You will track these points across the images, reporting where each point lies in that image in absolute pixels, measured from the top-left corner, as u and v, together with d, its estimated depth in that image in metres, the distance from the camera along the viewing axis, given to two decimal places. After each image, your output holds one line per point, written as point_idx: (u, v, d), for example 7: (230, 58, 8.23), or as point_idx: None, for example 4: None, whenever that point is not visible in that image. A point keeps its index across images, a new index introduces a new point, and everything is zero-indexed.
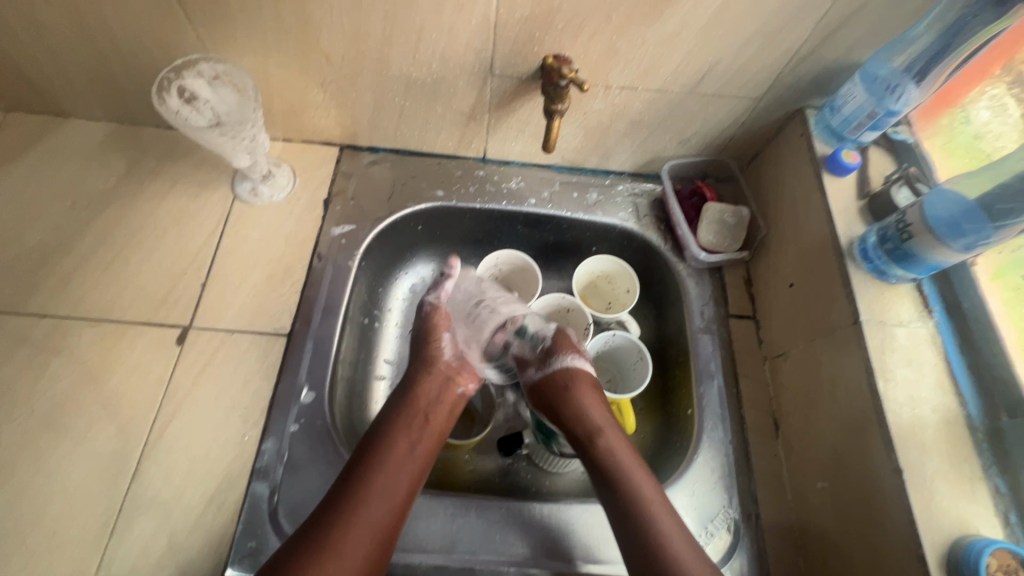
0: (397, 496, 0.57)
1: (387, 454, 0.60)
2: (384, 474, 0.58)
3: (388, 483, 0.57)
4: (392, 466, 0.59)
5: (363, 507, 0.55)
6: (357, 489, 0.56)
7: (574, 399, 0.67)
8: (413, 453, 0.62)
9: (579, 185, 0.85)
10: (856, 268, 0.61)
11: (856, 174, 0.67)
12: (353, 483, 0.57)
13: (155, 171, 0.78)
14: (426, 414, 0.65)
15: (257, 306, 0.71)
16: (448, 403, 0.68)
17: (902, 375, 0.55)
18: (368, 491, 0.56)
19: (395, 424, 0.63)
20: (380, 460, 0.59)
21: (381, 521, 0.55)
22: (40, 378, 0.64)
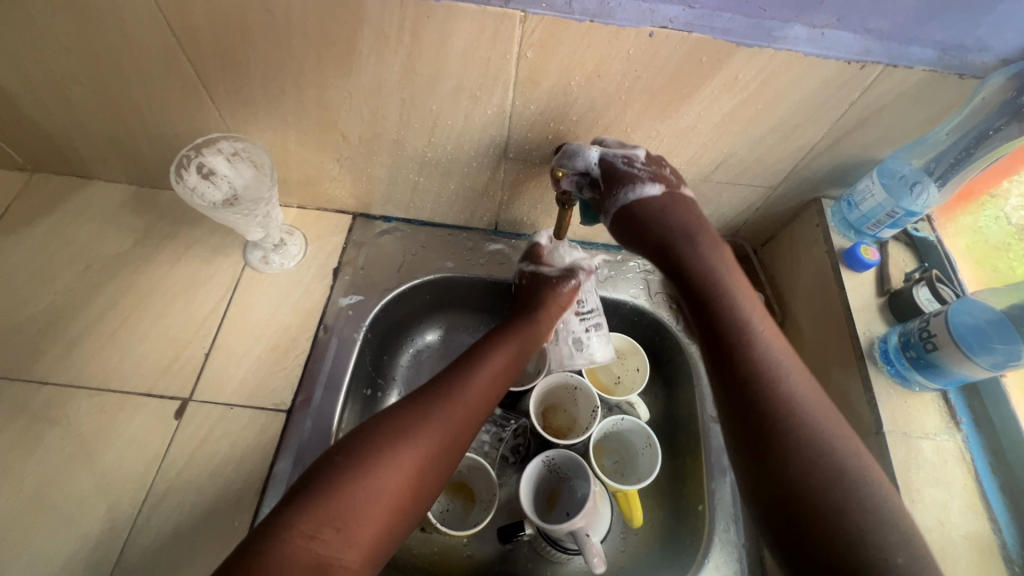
0: (473, 417, 0.58)
1: (472, 380, 0.60)
2: (468, 394, 0.58)
3: (460, 409, 0.57)
4: (466, 392, 0.58)
5: (438, 426, 0.55)
6: (433, 407, 0.56)
7: (733, 305, 0.55)
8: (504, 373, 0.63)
9: (591, 260, 0.84)
10: (877, 371, 0.59)
11: (875, 270, 0.66)
12: (436, 399, 0.57)
13: (171, 235, 0.78)
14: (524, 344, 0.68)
15: (259, 380, 0.70)
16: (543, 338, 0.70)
17: (929, 495, 0.52)
18: (448, 409, 0.56)
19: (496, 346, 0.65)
20: (468, 384, 0.59)
21: (450, 438, 0.55)
22: (37, 449, 0.63)
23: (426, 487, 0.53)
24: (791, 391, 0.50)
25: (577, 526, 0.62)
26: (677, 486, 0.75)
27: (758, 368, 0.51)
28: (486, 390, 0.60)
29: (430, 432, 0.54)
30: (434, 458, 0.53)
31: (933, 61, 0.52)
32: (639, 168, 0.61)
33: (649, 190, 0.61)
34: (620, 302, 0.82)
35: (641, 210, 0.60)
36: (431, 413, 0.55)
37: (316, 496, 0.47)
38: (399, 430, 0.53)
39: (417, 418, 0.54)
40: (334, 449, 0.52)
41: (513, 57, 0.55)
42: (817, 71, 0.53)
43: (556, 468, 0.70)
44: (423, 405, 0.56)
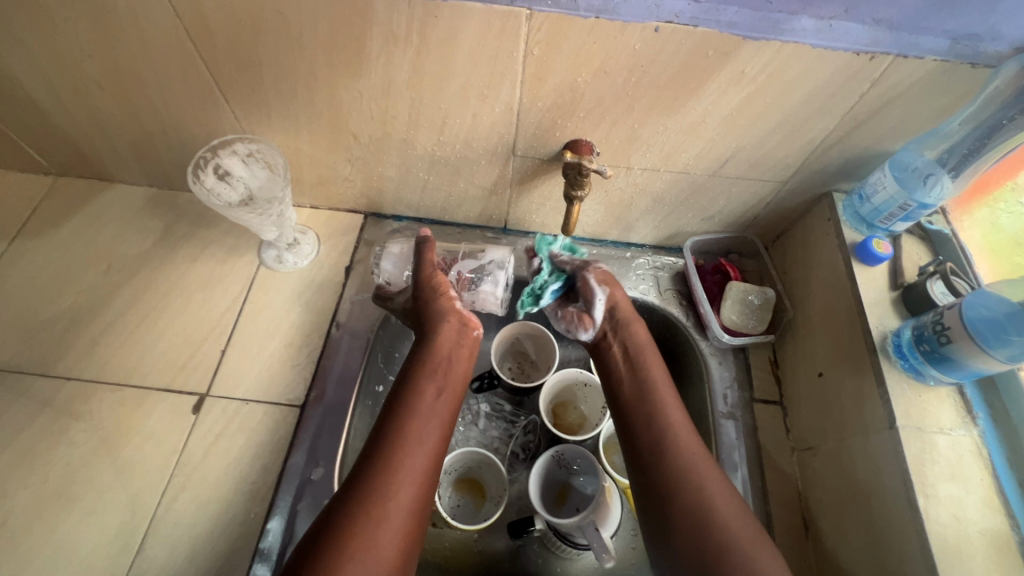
0: (419, 478, 0.55)
1: (405, 438, 0.57)
2: (405, 458, 0.56)
3: (410, 463, 0.56)
4: (411, 440, 0.57)
5: (380, 507, 0.52)
6: (370, 492, 0.53)
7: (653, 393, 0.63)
8: (435, 413, 0.60)
9: (600, 257, 0.84)
10: (890, 366, 0.58)
11: (888, 264, 0.65)
12: (372, 480, 0.53)
13: (188, 235, 0.80)
14: (447, 367, 0.65)
15: (274, 376, 0.71)
16: (467, 347, 0.68)
17: (944, 491, 0.52)
18: (386, 488, 0.53)
19: (420, 381, 0.62)
20: (401, 447, 0.56)
21: (412, 499, 0.54)
22: (61, 443, 0.65)
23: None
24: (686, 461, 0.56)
25: (588, 521, 0.63)
26: None
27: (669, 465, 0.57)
28: (423, 440, 0.58)
29: (374, 521, 0.51)
30: (388, 544, 0.51)
31: (944, 50, 0.51)
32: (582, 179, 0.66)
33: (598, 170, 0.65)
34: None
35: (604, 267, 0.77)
36: (370, 499, 0.52)
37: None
38: (344, 530, 0.50)
39: (365, 501, 0.52)
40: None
41: (520, 55, 0.55)
42: (826, 63, 0.53)
43: (565, 463, 0.70)
44: (361, 491, 0.53)
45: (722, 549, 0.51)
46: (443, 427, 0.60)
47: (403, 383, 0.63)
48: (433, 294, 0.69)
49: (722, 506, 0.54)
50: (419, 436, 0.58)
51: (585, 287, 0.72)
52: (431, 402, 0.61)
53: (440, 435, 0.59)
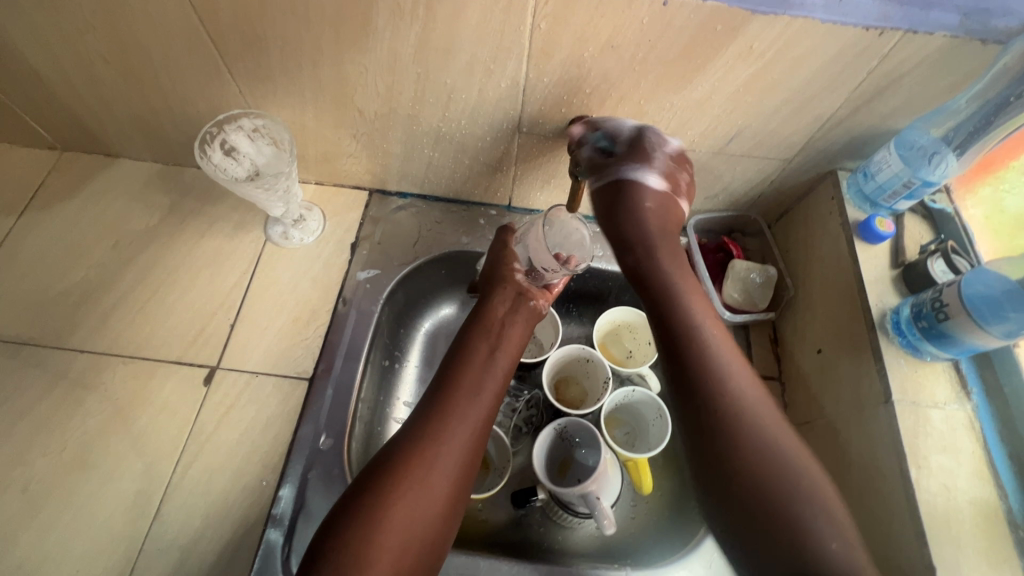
0: (474, 427, 0.59)
1: (463, 391, 0.61)
2: (459, 407, 0.59)
3: (470, 400, 0.60)
4: (469, 383, 0.62)
5: (434, 448, 0.56)
6: (424, 438, 0.56)
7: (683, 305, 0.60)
8: (491, 370, 0.64)
9: (603, 235, 0.85)
10: (888, 343, 0.59)
11: (890, 242, 0.65)
12: (430, 422, 0.57)
13: (195, 211, 0.81)
14: (502, 328, 0.69)
15: (282, 349, 0.72)
16: (524, 313, 0.71)
17: (937, 462, 0.53)
18: (445, 423, 0.58)
19: (474, 341, 0.66)
20: (457, 397, 0.60)
21: (469, 437, 0.58)
22: (77, 413, 0.66)
23: (445, 505, 0.54)
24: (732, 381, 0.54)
25: (589, 490, 0.65)
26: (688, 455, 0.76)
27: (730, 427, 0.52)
28: (479, 392, 0.61)
29: (428, 460, 0.55)
30: (440, 482, 0.54)
31: (955, 26, 0.51)
32: (659, 157, 0.67)
33: (654, 181, 0.68)
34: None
35: (631, 188, 0.68)
36: (429, 430, 0.57)
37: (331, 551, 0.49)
38: (399, 464, 0.54)
39: (424, 433, 0.57)
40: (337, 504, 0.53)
41: (527, 29, 0.55)
42: (835, 39, 0.53)
43: (567, 436, 0.72)
44: (420, 431, 0.57)
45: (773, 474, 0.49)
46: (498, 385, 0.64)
47: (460, 343, 0.67)
48: (500, 266, 0.73)
49: (775, 426, 0.52)
50: (476, 389, 0.61)
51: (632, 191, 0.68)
52: (486, 358, 0.65)
53: (498, 385, 0.63)
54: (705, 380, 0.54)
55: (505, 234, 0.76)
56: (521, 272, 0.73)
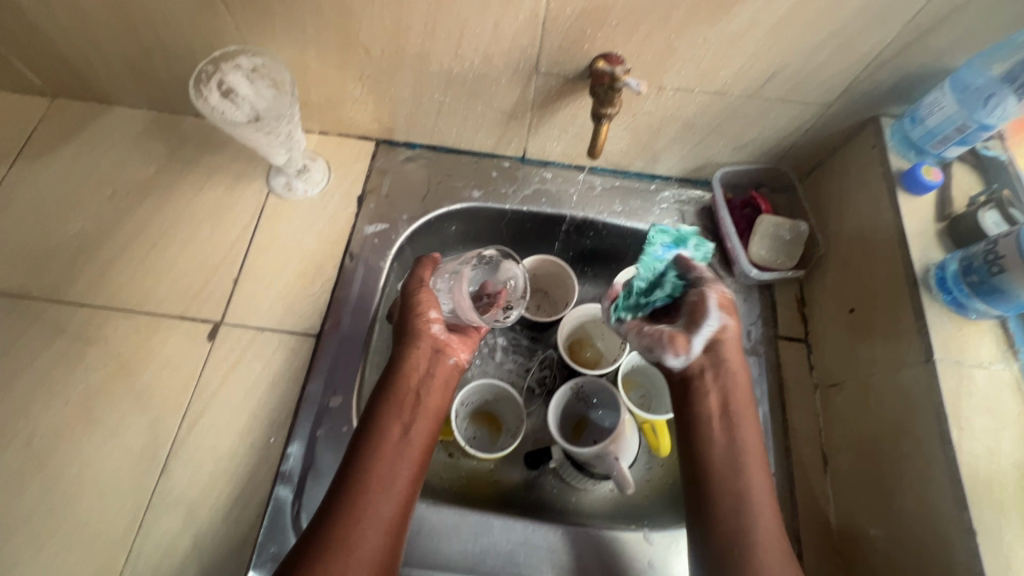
0: (386, 529, 0.53)
1: (371, 483, 0.55)
2: (368, 507, 0.53)
3: (389, 471, 0.56)
4: (387, 453, 0.57)
5: (341, 561, 0.50)
6: (323, 559, 0.50)
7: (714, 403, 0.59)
8: (404, 455, 0.57)
9: (623, 190, 0.80)
10: (931, 299, 0.55)
11: (936, 193, 0.61)
12: (333, 531, 0.52)
13: (193, 162, 0.77)
14: (417, 398, 0.62)
15: (288, 305, 0.70)
16: (442, 376, 0.64)
17: (979, 423, 0.50)
18: (366, 502, 0.54)
19: (386, 418, 0.59)
20: (365, 496, 0.54)
21: (392, 514, 0.54)
22: (78, 367, 0.64)
23: None
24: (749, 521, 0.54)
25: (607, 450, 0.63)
26: None
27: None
28: (392, 485, 0.55)
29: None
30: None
31: None
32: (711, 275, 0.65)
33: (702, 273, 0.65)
34: (591, 221, 0.79)
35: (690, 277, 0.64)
36: (344, 514, 0.53)
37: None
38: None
39: (343, 516, 0.53)
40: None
41: None
42: None
43: (584, 396, 0.70)
44: (318, 548, 0.51)
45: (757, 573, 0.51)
46: (415, 469, 0.57)
47: (366, 420, 0.59)
48: (413, 319, 0.64)
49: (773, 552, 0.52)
50: (387, 482, 0.55)
51: (700, 304, 0.60)
52: (398, 443, 0.58)
53: (418, 455, 0.58)
54: (739, 522, 0.54)
55: (416, 278, 0.66)
56: (439, 321, 0.65)
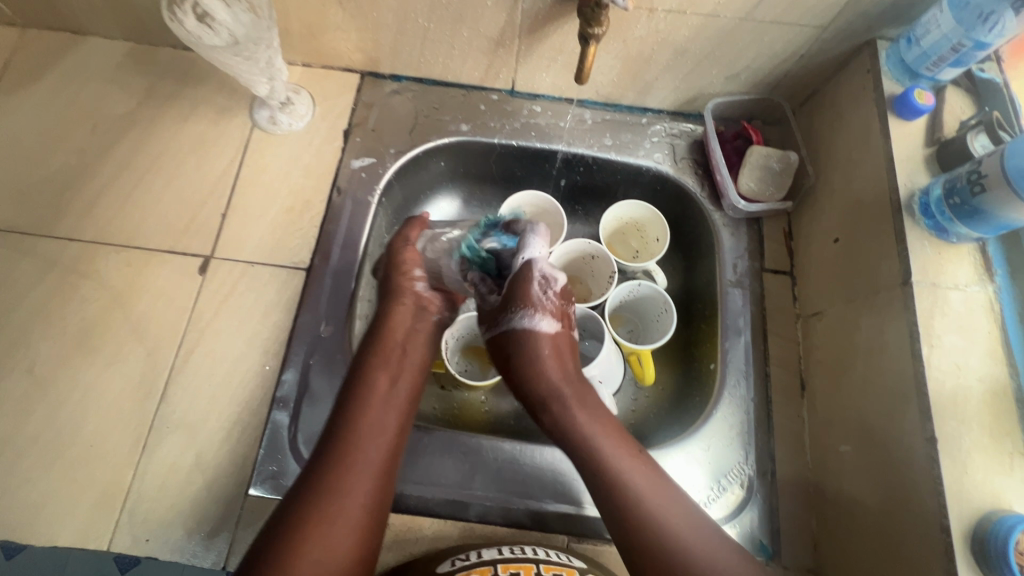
0: (377, 470, 0.54)
1: (365, 427, 0.56)
2: (360, 451, 0.54)
3: (378, 417, 0.57)
4: (376, 400, 0.58)
5: (335, 505, 0.51)
6: (320, 500, 0.51)
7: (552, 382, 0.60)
8: (393, 403, 0.58)
9: (613, 123, 0.79)
10: (913, 224, 0.56)
11: (927, 118, 0.60)
12: (326, 477, 0.52)
13: (174, 95, 0.75)
14: (402, 350, 0.63)
15: (277, 239, 0.70)
16: (424, 331, 0.67)
17: (950, 342, 0.52)
18: (356, 449, 0.54)
19: (373, 369, 0.60)
20: (359, 439, 0.55)
21: (383, 458, 0.55)
22: (73, 300, 0.65)
23: (361, 536, 0.51)
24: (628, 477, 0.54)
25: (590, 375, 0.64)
26: (690, 349, 0.75)
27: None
28: (382, 431, 0.57)
29: (328, 525, 0.50)
30: (342, 545, 0.49)
31: None
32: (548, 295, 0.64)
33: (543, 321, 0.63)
34: (581, 156, 0.78)
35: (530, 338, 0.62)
36: (336, 459, 0.53)
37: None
38: (297, 527, 0.49)
39: (332, 462, 0.53)
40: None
41: None
42: None
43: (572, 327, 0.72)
44: (315, 490, 0.51)
45: (655, 530, 0.52)
46: (404, 416, 0.59)
47: (356, 369, 0.60)
48: (395, 276, 0.68)
49: (658, 497, 0.54)
50: (378, 427, 0.56)
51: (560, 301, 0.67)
52: (388, 391, 0.59)
53: (406, 403, 0.60)
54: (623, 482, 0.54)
55: (403, 237, 0.70)
56: (422, 280, 0.69)
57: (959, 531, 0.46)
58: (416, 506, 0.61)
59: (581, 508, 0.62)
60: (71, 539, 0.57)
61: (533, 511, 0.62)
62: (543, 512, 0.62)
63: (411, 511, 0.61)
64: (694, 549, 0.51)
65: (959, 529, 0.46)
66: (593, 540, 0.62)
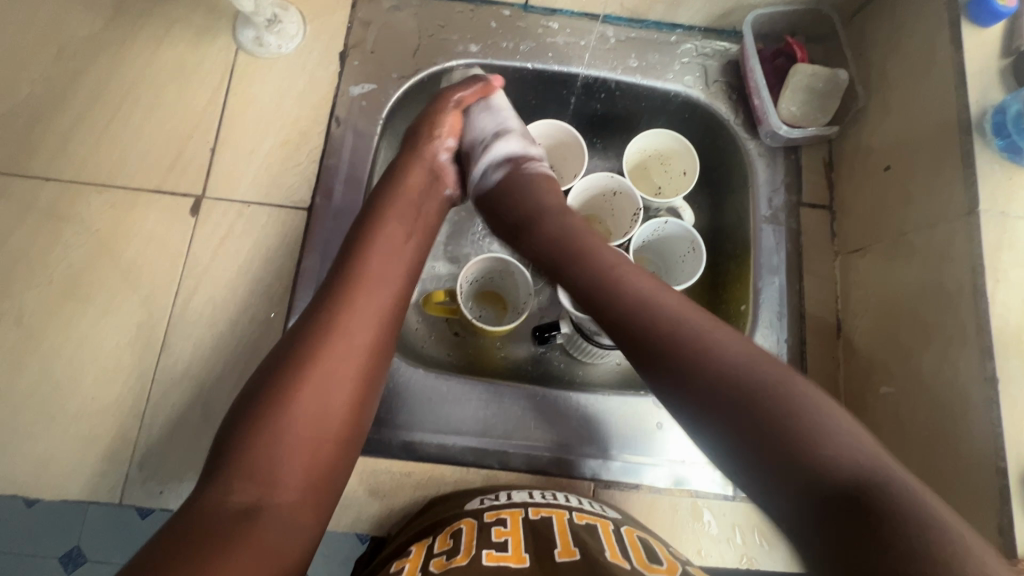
0: (383, 319, 0.49)
1: (372, 278, 0.50)
2: (366, 297, 0.49)
3: (385, 269, 0.51)
4: (384, 252, 0.52)
5: (336, 346, 0.46)
6: (312, 348, 0.45)
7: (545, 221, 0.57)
8: (400, 257, 0.53)
9: (638, 42, 0.70)
10: (983, 146, 0.50)
11: (1006, 25, 0.53)
12: (326, 317, 0.47)
13: (145, 13, 0.67)
14: (422, 205, 0.60)
15: (273, 176, 0.64)
16: (433, 202, 0.62)
17: (1018, 277, 0.47)
18: (359, 294, 0.48)
19: (379, 223, 0.54)
20: (362, 286, 0.49)
21: (386, 307, 0.49)
22: (56, 245, 0.60)
23: (358, 390, 0.46)
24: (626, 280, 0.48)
25: None
26: (718, 291, 0.71)
27: (708, 377, 0.41)
28: (388, 281, 0.51)
29: (325, 364, 0.45)
30: (338, 400, 0.45)
31: None
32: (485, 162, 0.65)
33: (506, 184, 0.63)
34: (602, 79, 0.70)
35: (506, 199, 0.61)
36: (337, 299, 0.48)
37: (209, 506, 0.39)
38: (297, 365, 0.44)
39: (333, 306, 0.47)
40: (221, 430, 0.43)
41: None
42: None
43: None
44: (312, 328, 0.46)
45: (659, 316, 0.45)
46: (411, 275, 0.53)
47: (360, 223, 0.54)
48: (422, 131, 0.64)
49: (657, 288, 0.48)
50: (381, 275, 0.51)
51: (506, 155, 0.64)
52: (397, 244, 0.54)
53: (411, 261, 0.54)
54: (610, 283, 0.48)
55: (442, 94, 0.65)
56: (447, 151, 0.65)
57: (1017, 475, 0.43)
58: (437, 455, 0.59)
59: (607, 453, 0.60)
60: (82, 492, 0.55)
61: (557, 455, 0.60)
62: (566, 458, 0.60)
63: (432, 460, 0.59)
64: (704, 337, 0.43)
65: (1017, 472, 0.44)
66: (619, 486, 0.60)
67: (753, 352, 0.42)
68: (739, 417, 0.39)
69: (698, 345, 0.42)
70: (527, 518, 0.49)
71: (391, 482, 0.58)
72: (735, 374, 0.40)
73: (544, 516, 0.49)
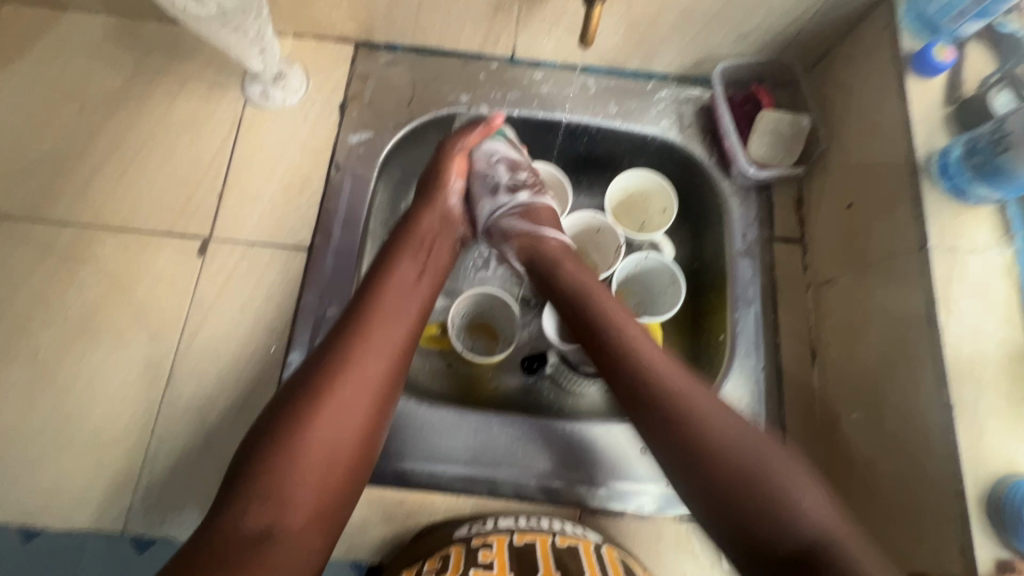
0: (395, 352, 0.51)
1: (382, 315, 0.53)
2: (380, 332, 0.52)
3: (398, 304, 0.54)
4: (397, 287, 0.55)
5: (348, 380, 0.48)
6: (328, 384, 0.48)
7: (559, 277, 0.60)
8: (416, 293, 0.56)
9: (617, 90, 0.76)
10: (931, 186, 0.54)
11: (947, 76, 0.58)
12: (343, 351, 0.50)
13: (162, 71, 0.73)
14: (432, 245, 0.62)
15: (277, 218, 0.68)
16: (446, 241, 0.64)
17: (967, 307, 0.51)
18: (374, 331, 0.51)
19: (396, 260, 0.58)
20: (378, 321, 0.52)
21: (400, 342, 0.52)
22: (71, 286, 0.64)
23: (368, 423, 0.49)
24: (622, 336, 0.53)
25: None
26: (699, 321, 0.74)
27: (685, 438, 0.46)
28: (402, 317, 0.54)
29: (338, 397, 0.47)
30: (348, 441, 0.47)
31: None
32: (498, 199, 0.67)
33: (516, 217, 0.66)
34: (584, 125, 0.75)
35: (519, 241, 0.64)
36: (353, 334, 0.51)
37: (226, 528, 0.42)
38: (312, 398, 0.47)
39: (351, 342, 0.50)
40: (239, 453, 0.46)
41: None
42: None
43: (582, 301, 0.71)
44: (331, 361, 0.49)
45: (655, 385, 0.49)
46: (421, 311, 0.56)
47: (382, 257, 0.58)
48: (433, 180, 0.67)
49: (647, 342, 0.52)
50: (394, 312, 0.53)
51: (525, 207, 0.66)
52: (412, 282, 0.57)
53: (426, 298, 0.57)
54: (613, 343, 0.53)
55: (456, 138, 0.68)
56: (457, 194, 0.68)
57: (974, 495, 0.46)
58: (427, 482, 0.61)
59: (592, 478, 0.62)
60: (87, 521, 0.58)
61: (544, 483, 0.62)
62: (553, 485, 0.62)
63: (423, 487, 0.61)
64: (685, 399, 0.48)
65: (974, 493, 0.46)
66: (605, 512, 0.62)
67: (736, 425, 0.46)
68: (707, 480, 0.45)
69: (687, 407, 0.47)
70: (513, 544, 0.52)
71: (385, 509, 0.60)
72: (717, 444, 0.46)
73: (529, 542, 0.52)
